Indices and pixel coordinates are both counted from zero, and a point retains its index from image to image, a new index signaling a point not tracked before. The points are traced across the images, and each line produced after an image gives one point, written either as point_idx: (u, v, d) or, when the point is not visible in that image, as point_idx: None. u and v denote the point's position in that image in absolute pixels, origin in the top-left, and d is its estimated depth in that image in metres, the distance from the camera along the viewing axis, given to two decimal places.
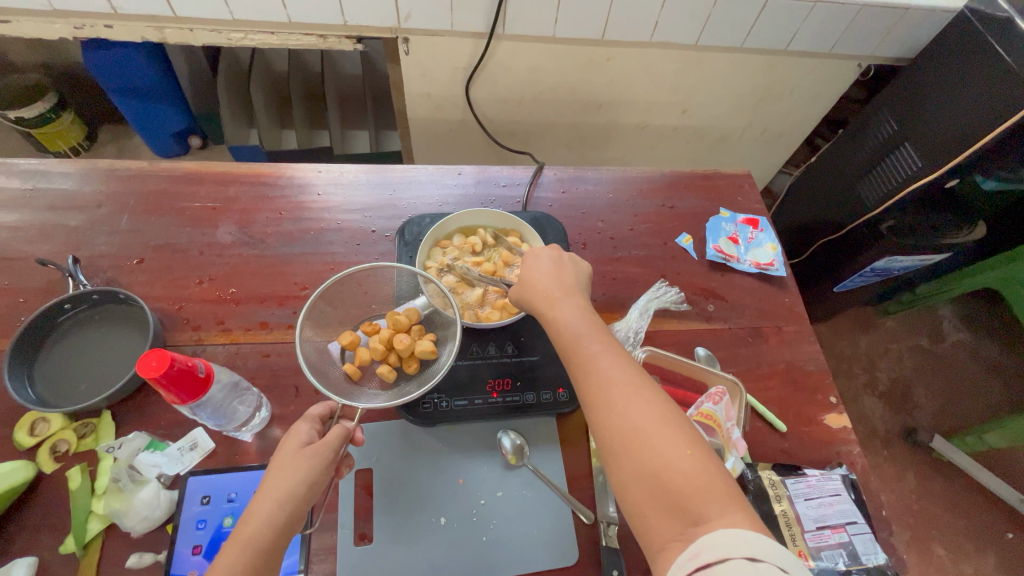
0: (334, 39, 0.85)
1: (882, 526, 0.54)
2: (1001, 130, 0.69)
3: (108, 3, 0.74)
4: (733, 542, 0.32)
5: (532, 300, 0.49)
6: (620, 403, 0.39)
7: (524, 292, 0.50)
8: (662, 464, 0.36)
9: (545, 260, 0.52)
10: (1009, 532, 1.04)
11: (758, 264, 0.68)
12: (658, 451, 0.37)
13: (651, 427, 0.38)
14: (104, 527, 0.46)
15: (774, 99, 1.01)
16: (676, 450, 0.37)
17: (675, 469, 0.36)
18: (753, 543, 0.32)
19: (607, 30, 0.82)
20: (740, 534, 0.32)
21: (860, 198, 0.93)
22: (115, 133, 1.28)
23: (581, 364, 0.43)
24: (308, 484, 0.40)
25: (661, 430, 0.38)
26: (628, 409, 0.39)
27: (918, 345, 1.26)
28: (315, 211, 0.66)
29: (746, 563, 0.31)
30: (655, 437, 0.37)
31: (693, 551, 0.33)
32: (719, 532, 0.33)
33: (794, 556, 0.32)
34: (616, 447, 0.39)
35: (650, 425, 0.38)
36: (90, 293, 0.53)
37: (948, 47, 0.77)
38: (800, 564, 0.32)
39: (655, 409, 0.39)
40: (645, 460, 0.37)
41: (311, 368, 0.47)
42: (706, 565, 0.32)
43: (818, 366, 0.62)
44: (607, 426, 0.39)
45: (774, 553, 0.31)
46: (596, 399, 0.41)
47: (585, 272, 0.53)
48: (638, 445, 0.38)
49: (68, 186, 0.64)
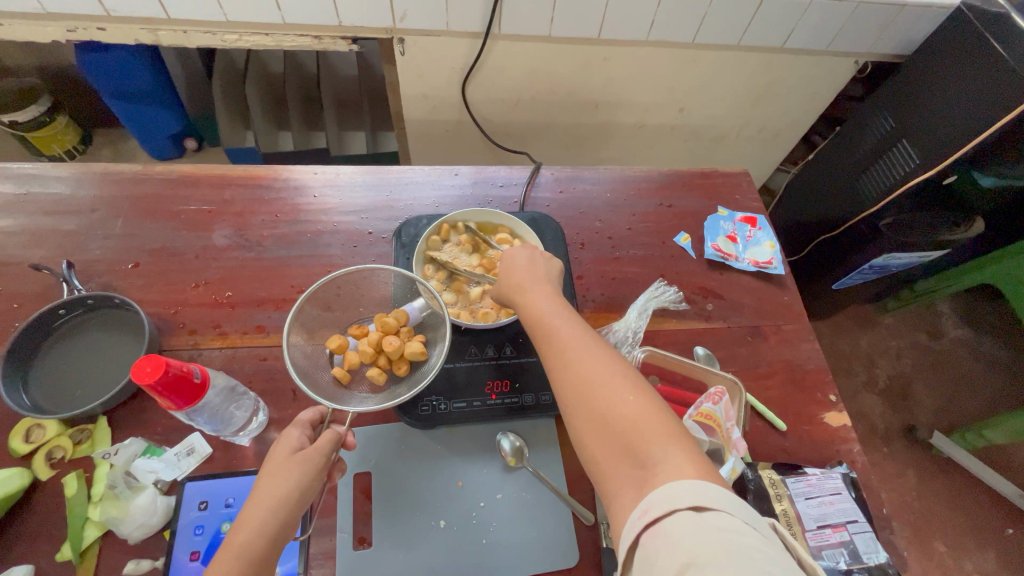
0: (329, 40, 0.84)
1: (882, 524, 0.54)
2: (998, 124, 0.69)
3: (101, 5, 0.73)
4: (679, 493, 0.32)
5: (503, 290, 0.50)
6: (573, 361, 0.41)
7: (500, 282, 0.51)
8: (611, 411, 0.38)
9: (521, 261, 0.51)
10: (1010, 528, 1.04)
11: (756, 263, 0.68)
12: (607, 400, 0.38)
13: (600, 379, 0.39)
14: (101, 533, 0.46)
15: (771, 97, 1.01)
16: (622, 398, 0.38)
17: (621, 415, 0.37)
18: (698, 491, 0.32)
19: (604, 29, 0.82)
20: (683, 482, 0.33)
21: (859, 193, 0.93)
22: (111, 136, 1.27)
23: (539, 330, 0.45)
24: (299, 492, 0.39)
25: (610, 382, 0.39)
26: (579, 364, 0.40)
27: (917, 342, 1.26)
28: (312, 214, 0.65)
29: (693, 515, 0.31)
30: (604, 388, 0.39)
31: (642, 506, 0.33)
32: (665, 482, 0.33)
33: (738, 497, 0.32)
34: (570, 402, 0.40)
35: (600, 378, 0.39)
36: (84, 298, 0.53)
37: (942, 42, 0.78)
38: (744, 506, 0.32)
39: (606, 365, 0.40)
40: (595, 410, 0.38)
41: (299, 372, 0.47)
42: (656, 521, 0.32)
43: (817, 364, 0.62)
44: (562, 384, 0.41)
45: (718, 498, 0.32)
46: (552, 359, 0.42)
47: (557, 268, 0.52)
48: (597, 409, 0.38)
49: (62, 190, 0.64)
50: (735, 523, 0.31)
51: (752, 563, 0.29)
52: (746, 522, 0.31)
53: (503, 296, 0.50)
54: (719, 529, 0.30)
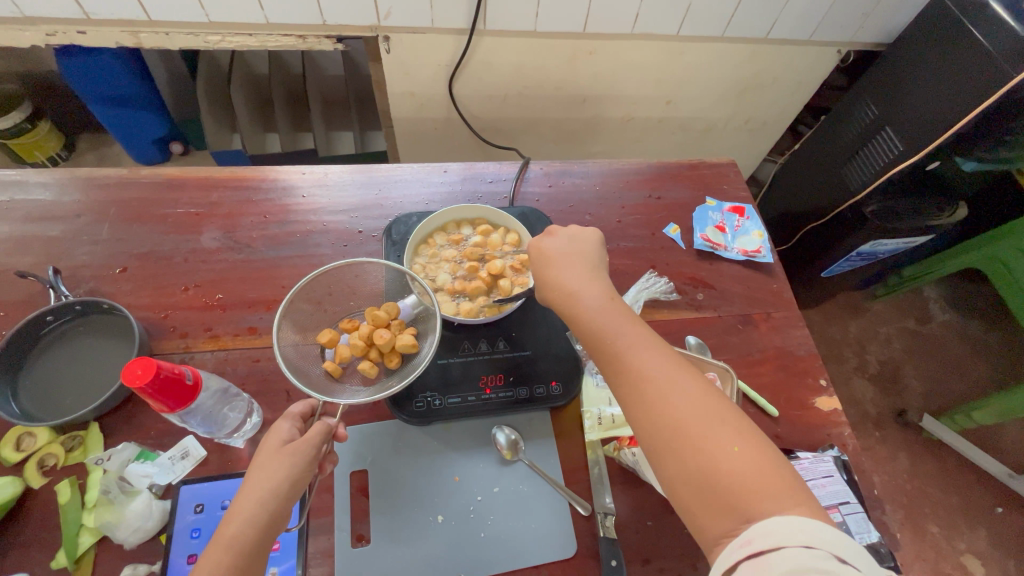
0: (314, 39, 0.84)
1: (875, 505, 0.54)
2: (977, 111, 0.70)
3: (81, 9, 0.73)
4: (786, 531, 0.32)
5: (547, 299, 0.49)
6: (663, 402, 0.39)
7: (543, 285, 0.49)
8: (712, 461, 0.37)
9: (554, 249, 0.50)
10: (1000, 507, 1.06)
11: (746, 252, 0.69)
12: (706, 450, 0.37)
13: (697, 424, 0.38)
14: (96, 540, 0.45)
15: (757, 88, 1.02)
16: (723, 448, 0.37)
17: (726, 468, 0.36)
18: (807, 530, 0.32)
19: (588, 24, 0.82)
20: (793, 521, 0.33)
21: (846, 182, 0.94)
22: (94, 141, 1.26)
23: (614, 360, 0.43)
24: (290, 481, 0.39)
25: (707, 428, 0.38)
26: (670, 407, 0.39)
27: (905, 327, 1.28)
28: (301, 214, 0.65)
29: (801, 552, 0.31)
30: (703, 435, 0.38)
31: (745, 538, 0.34)
32: (772, 521, 0.33)
33: (849, 541, 0.32)
34: (661, 446, 0.39)
35: (696, 424, 0.38)
36: (72, 304, 0.52)
37: (921, 30, 0.79)
38: (852, 548, 0.32)
39: (700, 407, 0.39)
40: (693, 457, 0.37)
41: (290, 366, 0.47)
42: (758, 552, 0.32)
43: (808, 350, 0.62)
44: (650, 426, 0.39)
45: (830, 541, 0.32)
46: (634, 395, 0.41)
47: (604, 255, 0.52)
48: (695, 458, 0.37)
49: (47, 196, 0.63)
50: (847, 567, 0.31)
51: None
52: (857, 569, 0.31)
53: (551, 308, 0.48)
54: (828, 569, 0.30)
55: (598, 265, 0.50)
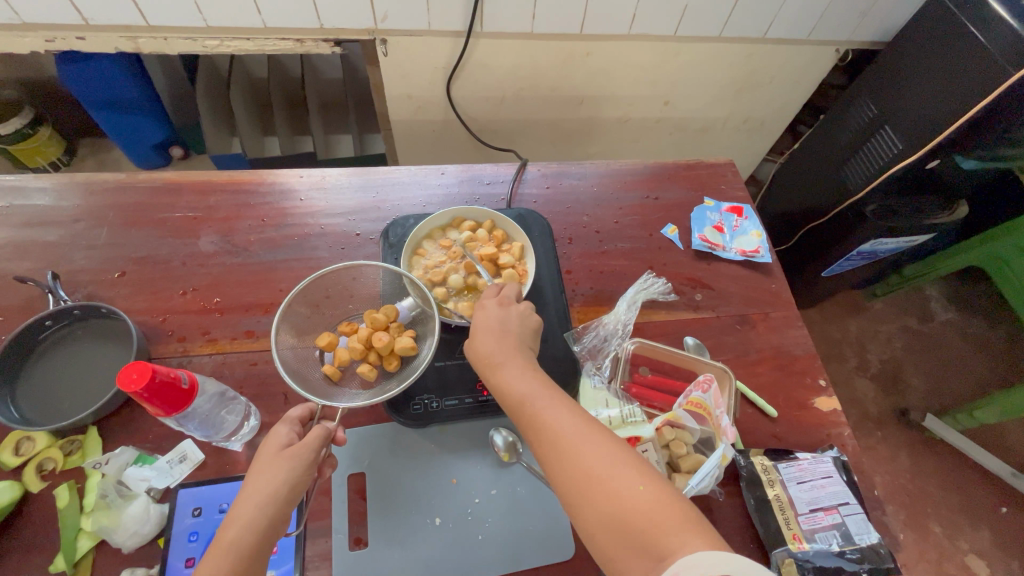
0: (311, 43, 0.84)
1: (874, 506, 0.54)
2: (976, 110, 0.70)
3: (80, 15, 0.73)
4: (708, 563, 0.32)
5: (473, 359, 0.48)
6: (571, 455, 0.40)
7: (469, 351, 0.49)
8: (621, 503, 0.37)
9: (483, 319, 0.50)
10: (1003, 507, 1.05)
11: (743, 252, 0.68)
12: (615, 492, 0.37)
13: (602, 470, 0.38)
14: (95, 544, 0.45)
15: (756, 87, 1.02)
16: (630, 489, 0.37)
17: (632, 508, 0.36)
18: (727, 561, 0.32)
19: (585, 25, 0.82)
20: (712, 554, 0.32)
21: (844, 182, 0.94)
22: (95, 147, 1.26)
23: (529, 421, 0.43)
24: (289, 485, 0.39)
25: (612, 471, 0.38)
26: (579, 459, 0.39)
27: (907, 326, 1.27)
28: (299, 217, 0.65)
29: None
30: (610, 479, 0.38)
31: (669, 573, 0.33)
32: (693, 556, 0.33)
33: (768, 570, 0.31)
34: (575, 497, 0.39)
35: (602, 469, 0.38)
36: (70, 309, 0.52)
37: (921, 30, 0.78)
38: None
39: (606, 454, 0.39)
40: (603, 501, 0.37)
41: (289, 370, 0.47)
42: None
43: (806, 350, 0.62)
44: (563, 478, 0.40)
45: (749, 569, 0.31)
46: (547, 451, 0.41)
47: (534, 324, 0.51)
48: (605, 503, 0.37)
49: (46, 202, 0.63)
50: None
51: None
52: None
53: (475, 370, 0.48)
54: None
55: (521, 337, 0.49)
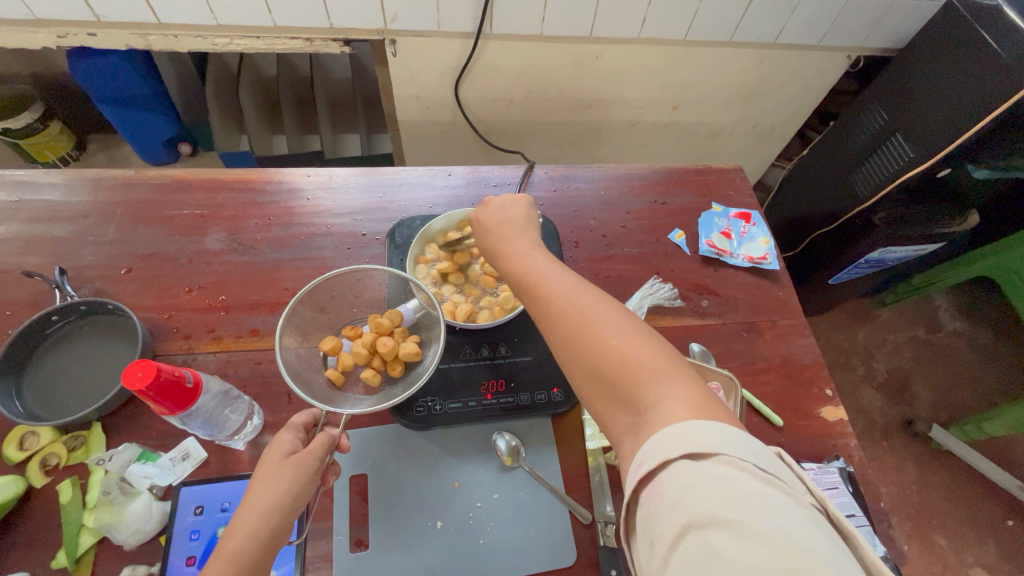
0: (321, 42, 0.84)
1: (881, 518, 0.53)
2: (992, 118, 0.69)
3: (91, 10, 0.74)
4: (670, 443, 0.31)
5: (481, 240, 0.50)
6: (559, 314, 0.40)
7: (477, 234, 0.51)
8: (602, 356, 0.37)
9: (489, 211, 0.51)
10: (1010, 520, 1.04)
11: (751, 259, 0.68)
12: (596, 346, 0.38)
13: (585, 326, 0.39)
14: (96, 540, 0.45)
15: (766, 92, 1.01)
16: (612, 344, 0.37)
17: (613, 360, 0.37)
18: (690, 435, 0.31)
19: (595, 28, 0.82)
20: (677, 426, 0.32)
21: (855, 189, 0.93)
22: (105, 142, 1.27)
23: (523, 286, 0.44)
24: (292, 495, 0.39)
25: (595, 326, 0.38)
26: (564, 316, 0.40)
27: (914, 335, 1.26)
28: (305, 216, 0.65)
29: (690, 466, 0.30)
30: (592, 333, 0.38)
31: (638, 458, 0.32)
32: (661, 431, 0.32)
33: (732, 435, 0.31)
34: (564, 355, 0.40)
35: (586, 326, 0.39)
36: (77, 305, 0.52)
37: (934, 37, 0.78)
38: (740, 445, 0.31)
39: (590, 310, 0.39)
40: (586, 358, 0.38)
41: (293, 374, 0.47)
42: (652, 475, 0.31)
43: (813, 360, 0.62)
44: (553, 339, 0.41)
45: (710, 440, 0.31)
46: (540, 314, 0.42)
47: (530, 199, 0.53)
48: (590, 359, 0.38)
49: (55, 197, 0.63)
50: (733, 469, 0.30)
51: (750, 508, 0.28)
52: (750, 464, 0.30)
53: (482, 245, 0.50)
54: (714, 479, 0.29)
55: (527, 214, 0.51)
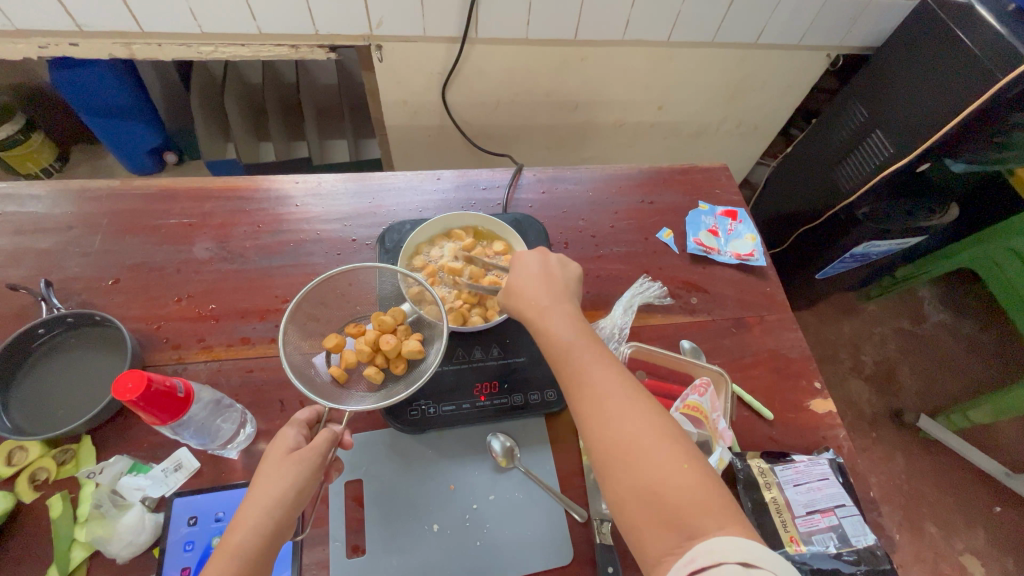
0: (306, 49, 0.84)
1: (870, 507, 0.54)
2: (964, 116, 0.70)
3: (73, 21, 0.73)
4: (727, 547, 0.33)
5: (518, 308, 0.49)
6: (616, 420, 0.39)
7: (514, 296, 0.50)
8: (658, 477, 0.37)
9: (535, 267, 0.51)
10: (998, 506, 1.06)
11: (738, 255, 0.69)
12: (655, 466, 0.37)
13: (646, 443, 0.38)
14: (88, 554, 0.45)
15: (748, 92, 1.03)
16: (671, 465, 0.37)
17: (671, 483, 0.36)
18: (746, 549, 0.33)
19: (579, 31, 0.83)
20: (734, 540, 0.33)
21: (837, 187, 0.94)
22: (87, 153, 1.26)
23: (572, 373, 0.43)
24: (296, 489, 0.39)
25: (654, 443, 0.38)
26: (622, 424, 0.39)
27: (900, 327, 1.28)
28: (294, 223, 0.65)
29: (741, 570, 0.31)
30: (651, 451, 0.38)
31: (688, 557, 0.33)
32: (715, 540, 0.33)
33: (786, 561, 0.33)
34: (611, 462, 0.39)
35: (647, 442, 0.38)
36: (63, 316, 0.52)
37: (910, 33, 0.79)
38: (790, 569, 0.33)
39: (650, 426, 0.39)
40: (634, 466, 0.38)
41: (296, 371, 0.47)
42: (701, 571, 0.32)
43: (801, 353, 0.63)
44: (602, 444, 0.39)
45: (764, 558, 0.32)
46: (592, 414, 0.41)
47: (575, 273, 0.53)
48: (642, 476, 0.37)
49: (38, 209, 0.63)
50: None
51: None
52: None
53: (519, 315, 0.49)
54: None
55: (571, 293, 0.50)
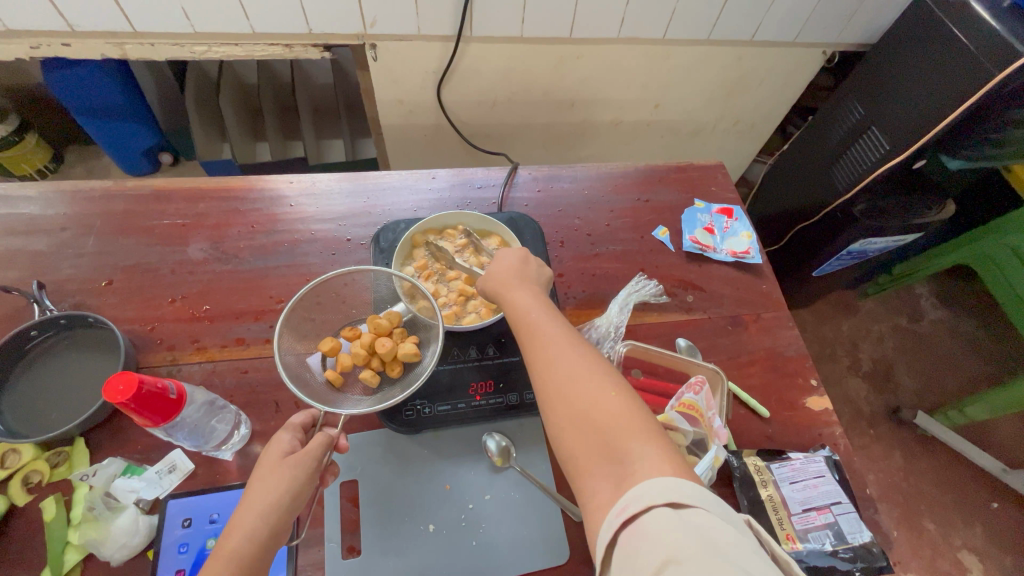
0: (300, 48, 0.84)
1: (867, 505, 0.54)
2: (959, 111, 0.70)
3: (65, 21, 0.73)
4: (654, 489, 0.32)
5: (491, 288, 0.49)
6: (552, 360, 0.41)
7: (485, 278, 0.50)
8: (588, 406, 0.38)
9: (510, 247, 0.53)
10: (995, 502, 1.06)
11: (734, 253, 0.69)
12: (586, 396, 0.38)
13: (578, 376, 0.39)
14: (82, 557, 0.45)
15: (745, 89, 1.02)
16: (601, 395, 0.38)
17: (600, 410, 0.37)
18: (673, 488, 0.32)
19: (574, 29, 0.83)
20: (660, 478, 0.33)
21: (833, 184, 0.95)
22: (83, 154, 1.25)
23: (517, 324, 0.45)
24: (292, 494, 0.39)
25: (587, 376, 0.39)
26: (557, 362, 0.41)
27: (897, 324, 1.28)
28: (289, 223, 0.65)
29: (669, 512, 0.31)
30: (582, 383, 0.39)
31: (620, 504, 0.33)
32: (642, 480, 0.33)
33: (713, 496, 0.33)
34: (548, 398, 0.40)
35: (579, 375, 0.39)
36: (56, 318, 0.51)
37: (911, 29, 0.79)
38: (719, 503, 0.32)
39: (583, 362, 0.40)
40: (576, 409, 0.38)
41: (291, 376, 0.46)
42: (633, 518, 0.32)
43: (798, 351, 0.63)
44: (540, 383, 0.41)
45: (692, 495, 0.32)
46: (532, 357, 0.42)
47: (548, 276, 0.52)
48: (575, 408, 0.38)
49: (31, 210, 0.62)
50: (714, 520, 0.31)
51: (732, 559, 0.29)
52: (724, 519, 0.31)
53: (492, 295, 0.49)
54: (696, 524, 0.30)
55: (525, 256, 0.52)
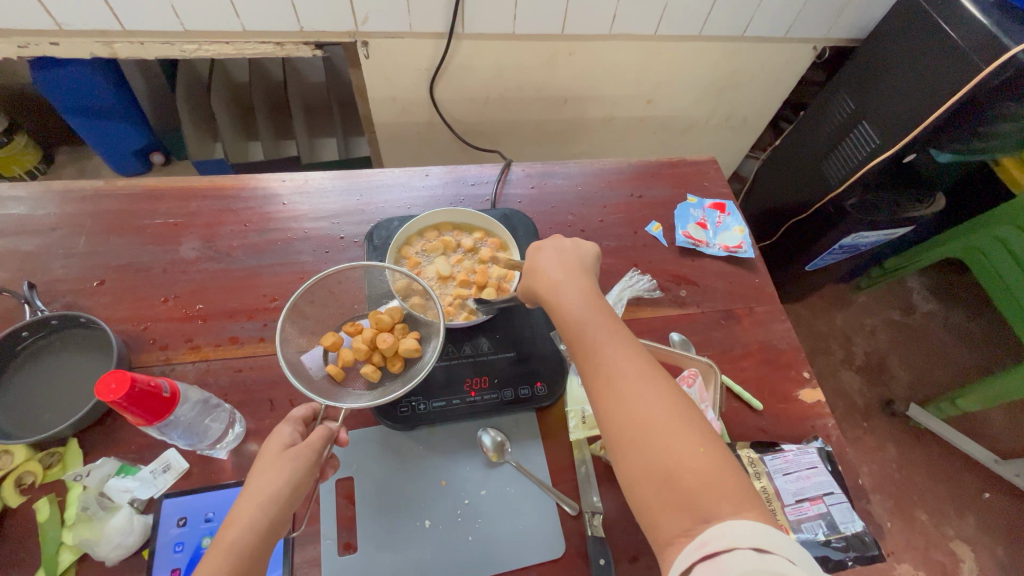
0: (292, 46, 0.83)
1: (859, 495, 0.55)
2: (948, 106, 0.70)
3: (53, 20, 0.72)
4: (741, 532, 0.32)
5: (535, 287, 0.49)
6: (632, 402, 0.39)
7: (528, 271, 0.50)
8: (673, 461, 0.36)
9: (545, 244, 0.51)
10: (987, 493, 1.08)
11: (727, 248, 0.69)
12: (671, 449, 0.36)
13: (663, 426, 0.37)
14: (77, 557, 0.45)
15: (737, 85, 1.03)
16: (688, 448, 0.36)
17: (688, 468, 0.36)
18: (761, 534, 0.32)
19: (566, 25, 0.83)
20: (749, 525, 0.32)
21: (825, 179, 0.95)
22: (73, 154, 1.25)
23: (586, 350, 0.43)
24: (291, 486, 0.39)
25: (673, 426, 0.37)
26: (639, 405, 0.38)
27: (890, 318, 1.29)
28: (282, 221, 0.65)
29: (754, 557, 0.31)
30: (668, 434, 0.37)
31: (700, 540, 0.33)
32: (728, 523, 0.33)
33: (802, 549, 0.32)
34: (624, 442, 0.38)
35: (664, 425, 0.37)
36: (48, 319, 0.51)
37: (895, 27, 0.80)
38: (806, 556, 0.31)
39: (667, 408, 0.38)
40: (658, 462, 0.36)
41: (292, 370, 0.47)
42: (712, 555, 0.32)
43: (790, 344, 0.63)
44: (615, 423, 0.39)
45: (780, 544, 0.31)
46: (606, 394, 0.40)
47: (590, 250, 0.52)
48: (658, 459, 0.36)
49: (21, 211, 0.62)
50: (798, 569, 0.30)
51: None
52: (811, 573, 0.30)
53: (536, 295, 0.49)
54: (778, 570, 0.30)
55: (587, 271, 0.49)
